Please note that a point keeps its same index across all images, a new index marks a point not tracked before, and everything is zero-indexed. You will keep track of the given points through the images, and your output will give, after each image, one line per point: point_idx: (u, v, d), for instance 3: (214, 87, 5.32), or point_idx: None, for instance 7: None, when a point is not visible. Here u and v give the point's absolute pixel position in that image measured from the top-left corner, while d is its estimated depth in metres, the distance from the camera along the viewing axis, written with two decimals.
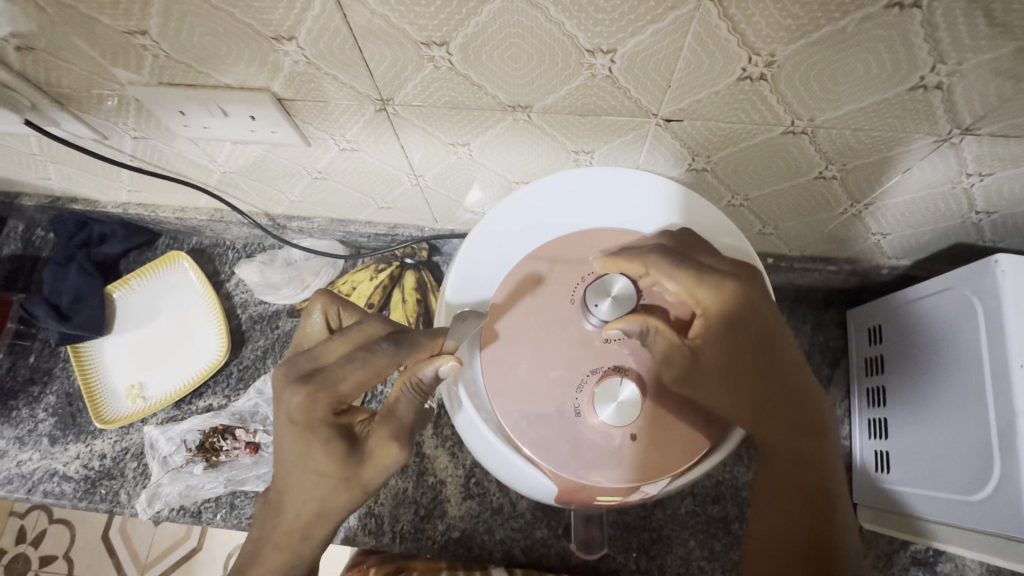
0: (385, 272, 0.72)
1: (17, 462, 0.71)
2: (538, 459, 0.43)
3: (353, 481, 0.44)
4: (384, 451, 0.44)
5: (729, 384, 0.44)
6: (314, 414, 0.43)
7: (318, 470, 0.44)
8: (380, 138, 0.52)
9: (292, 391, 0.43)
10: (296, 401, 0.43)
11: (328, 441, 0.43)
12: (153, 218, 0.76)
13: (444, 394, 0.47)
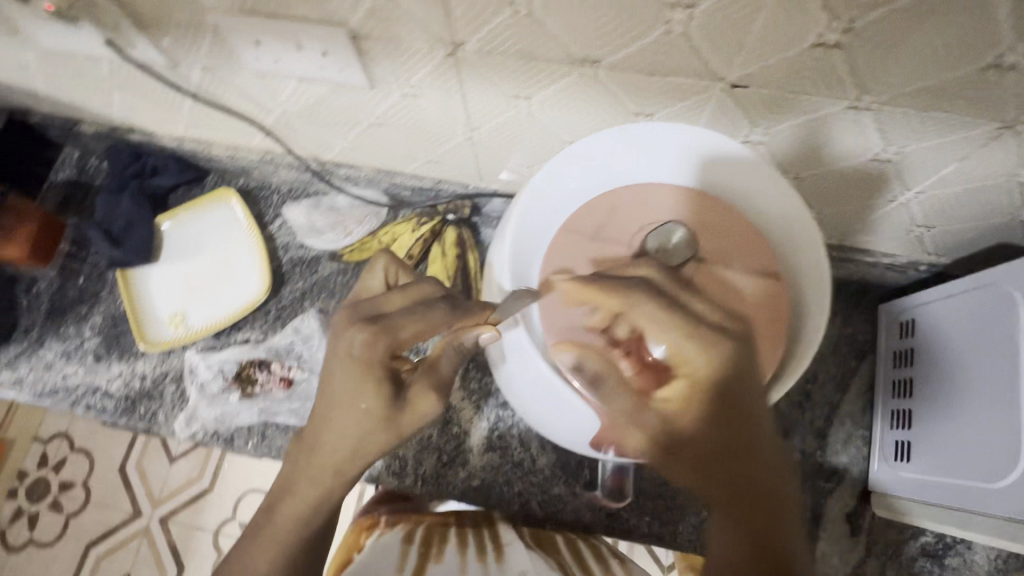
0: (427, 225, 0.74)
1: (63, 375, 0.74)
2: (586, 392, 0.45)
3: (392, 426, 0.46)
4: (423, 401, 0.47)
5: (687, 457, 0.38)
6: (374, 354, 0.45)
7: (364, 409, 0.45)
8: (444, 85, 0.53)
9: (356, 329, 0.45)
10: (360, 338, 0.45)
11: (379, 382, 0.45)
12: (205, 155, 0.78)
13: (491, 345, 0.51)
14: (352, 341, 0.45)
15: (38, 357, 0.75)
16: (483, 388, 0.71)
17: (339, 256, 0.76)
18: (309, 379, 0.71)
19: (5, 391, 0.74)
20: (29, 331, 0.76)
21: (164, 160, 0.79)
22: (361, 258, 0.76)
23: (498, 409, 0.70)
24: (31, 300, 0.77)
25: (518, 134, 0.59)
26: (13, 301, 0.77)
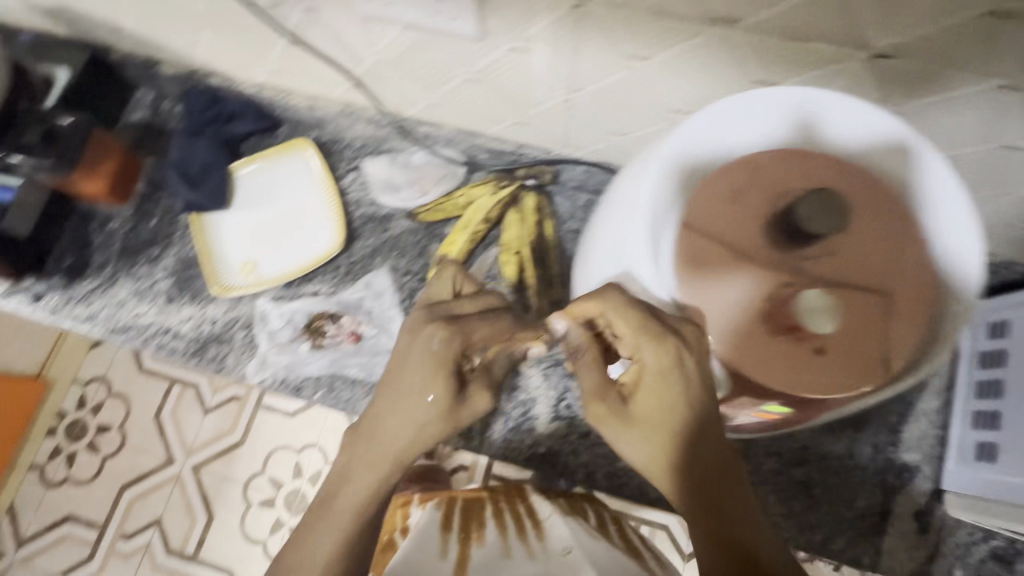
0: (508, 189, 0.73)
1: (135, 314, 0.75)
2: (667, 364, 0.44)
3: (452, 418, 0.46)
4: (481, 399, 0.47)
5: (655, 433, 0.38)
6: (449, 351, 0.46)
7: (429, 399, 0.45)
8: (562, 40, 0.51)
9: (433, 329, 0.46)
10: (437, 336, 0.45)
11: (448, 377, 0.46)
12: (283, 104, 0.77)
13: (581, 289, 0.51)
14: (430, 337, 0.46)
15: (111, 295, 0.76)
16: (553, 356, 0.70)
17: (415, 215, 0.75)
18: (379, 336, 0.71)
19: (77, 326, 0.75)
20: (103, 269, 0.77)
21: (242, 106, 0.77)
22: (439, 217, 0.75)
23: (566, 379, 0.70)
24: (104, 238, 0.78)
25: (622, 98, 0.57)
26: (87, 238, 0.78)
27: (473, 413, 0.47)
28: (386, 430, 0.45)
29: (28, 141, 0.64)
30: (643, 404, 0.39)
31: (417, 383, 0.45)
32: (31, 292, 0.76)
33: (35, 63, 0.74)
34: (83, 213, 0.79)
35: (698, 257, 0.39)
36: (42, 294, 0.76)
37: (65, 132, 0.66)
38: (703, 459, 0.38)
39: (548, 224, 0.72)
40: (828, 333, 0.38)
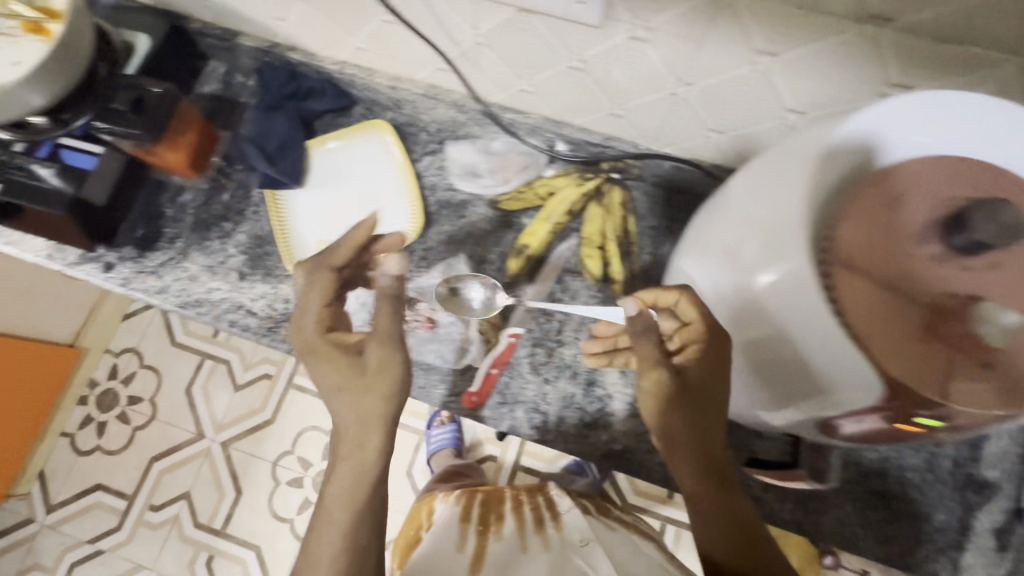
0: (593, 181, 0.72)
1: (207, 289, 0.74)
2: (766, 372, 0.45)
3: (363, 383, 0.51)
4: (373, 354, 0.52)
5: (693, 408, 0.50)
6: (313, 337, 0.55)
7: (336, 384, 0.52)
8: (686, 32, 0.50)
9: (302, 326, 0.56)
10: (306, 332, 0.56)
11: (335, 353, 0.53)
12: (364, 83, 0.76)
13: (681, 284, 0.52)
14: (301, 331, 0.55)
15: (183, 268, 0.75)
16: None
17: (496, 204, 0.74)
18: (455, 324, 0.71)
19: (148, 298, 0.74)
20: (174, 241, 0.76)
21: (320, 83, 0.76)
22: (519, 207, 0.74)
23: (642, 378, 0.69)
24: (176, 211, 0.77)
25: (732, 96, 0.56)
26: (159, 209, 0.77)
27: (383, 373, 0.52)
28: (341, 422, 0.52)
29: (116, 106, 0.63)
30: (699, 376, 0.49)
31: (329, 377, 0.52)
32: (102, 262, 0.75)
33: (114, 28, 0.72)
34: (156, 184, 0.78)
35: (855, 260, 0.38)
36: (113, 264, 0.75)
37: (153, 99, 0.65)
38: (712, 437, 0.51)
39: (630, 219, 0.71)
40: (995, 349, 0.37)
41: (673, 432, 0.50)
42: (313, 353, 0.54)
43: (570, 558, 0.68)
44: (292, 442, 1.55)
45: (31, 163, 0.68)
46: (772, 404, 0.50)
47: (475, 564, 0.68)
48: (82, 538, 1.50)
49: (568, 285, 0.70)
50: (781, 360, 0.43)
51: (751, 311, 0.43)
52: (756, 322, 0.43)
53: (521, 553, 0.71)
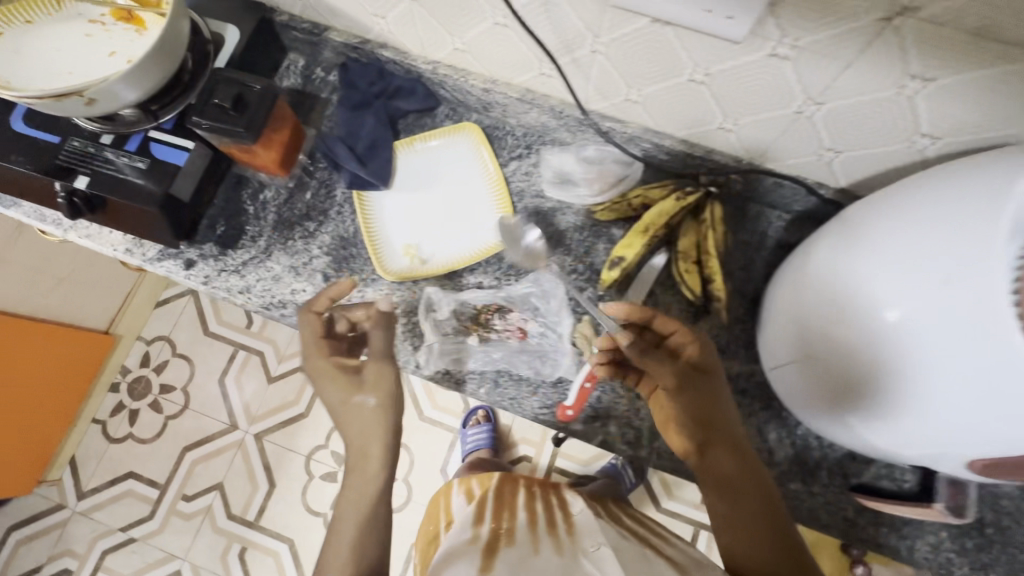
0: (694, 195, 0.69)
1: (292, 290, 0.73)
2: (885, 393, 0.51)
3: (364, 397, 0.64)
4: (376, 372, 0.65)
5: (700, 398, 0.59)
6: (326, 368, 0.65)
7: (344, 401, 0.64)
8: (835, 53, 0.49)
9: (315, 362, 0.65)
10: (320, 367, 0.65)
11: (342, 377, 0.65)
12: (456, 84, 0.73)
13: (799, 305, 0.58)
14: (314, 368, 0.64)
15: (266, 268, 0.73)
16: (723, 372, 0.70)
17: (589, 213, 0.74)
18: (545, 335, 0.71)
19: (230, 297, 0.73)
20: (256, 240, 0.74)
21: (410, 82, 0.75)
22: (611, 218, 0.73)
23: (735, 396, 0.69)
24: (258, 208, 0.75)
25: (862, 118, 0.55)
26: (240, 206, 0.75)
27: (374, 387, 0.65)
28: (352, 433, 0.64)
29: (219, 102, 0.61)
30: (700, 368, 0.60)
31: (338, 397, 0.64)
32: (183, 258, 0.73)
33: (203, 20, 0.70)
34: (236, 180, 0.76)
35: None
36: (194, 261, 0.73)
37: (252, 95, 0.63)
38: (723, 420, 0.59)
39: (722, 235, 0.68)
40: None
41: (700, 423, 0.58)
42: (317, 378, 0.65)
43: (583, 562, 0.63)
44: (326, 436, 1.54)
45: (120, 155, 0.66)
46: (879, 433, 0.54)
47: (489, 564, 0.64)
48: (114, 526, 1.50)
49: (659, 299, 0.72)
50: (930, 392, 0.47)
51: (887, 333, 0.49)
52: (889, 346, 0.49)
53: (536, 555, 0.66)
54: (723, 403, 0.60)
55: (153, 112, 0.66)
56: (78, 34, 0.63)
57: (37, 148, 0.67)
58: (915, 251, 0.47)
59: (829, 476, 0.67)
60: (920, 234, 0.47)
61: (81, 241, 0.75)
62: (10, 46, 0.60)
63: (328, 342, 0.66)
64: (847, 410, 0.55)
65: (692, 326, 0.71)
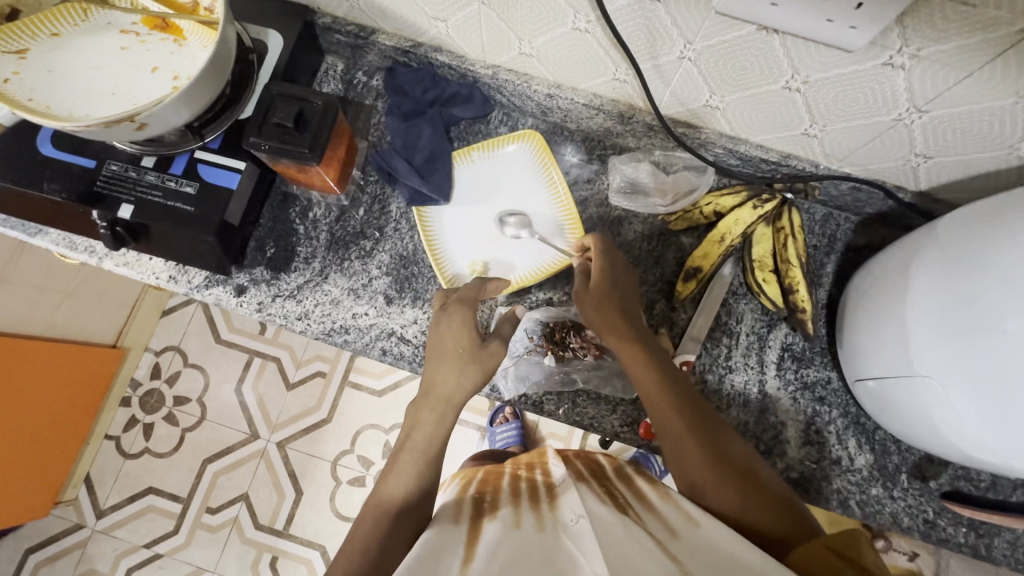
0: (771, 204, 0.64)
1: (353, 313, 0.69)
2: (1010, 414, 0.47)
3: (479, 361, 0.60)
4: (495, 350, 0.61)
5: (609, 299, 0.62)
6: (463, 316, 0.62)
7: (459, 350, 0.60)
8: (956, 64, 0.47)
9: (455, 305, 0.63)
10: (457, 311, 0.62)
11: (470, 330, 0.61)
12: (517, 89, 0.70)
13: (904, 317, 0.56)
14: (455, 311, 0.62)
15: (324, 292, 0.69)
16: (801, 380, 0.69)
17: (663, 223, 0.72)
18: None
19: (287, 324, 0.69)
20: (310, 262, 0.70)
21: (466, 88, 0.71)
22: (683, 227, 0.72)
23: (814, 403, 0.69)
24: (308, 227, 0.71)
25: (965, 125, 0.53)
26: (289, 226, 0.71)
27: (493, 359, 0.60)
28: (440, 389, 0.60)
29: (279, 121, 0.57)
30: (612, 276, 0.63)
31: (452, 343, 0.61)
32: (233, 285, 0.69)
33: (242, 27, 0.64)
34: (282, 198, 0.71)
35: None
36: (245, 288, 0.69)
37: (314, 111, 0.58)
38: (632, 322, 0.61)
39: (801, 244, 0.63)
40: None
41: (611, 325, 0.61)
42: (445, 316, 0.62)
43: (564, 539, 0.50)
44: (351, 441, 1.51)
45: (164, 180, 0.61)
46: (1009, 456, 0.51)
47: (467, 551, 0.50)
48: (137, 543, 1.46)
49: (733, 308, 0.71)
50: None
51: (1000, 348, 0.46)
52: (1005, 364, 0.46)
53: (518, 531, 0.52)
54: (630, 308, 0.63)
55: (198, 129, 0.61)
56: (111, 47, 0.57)
57: (71, 173, 0.61)
58: None
59: (909, 480, 0.67)
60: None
61: (118, 270, 0.70)
62: (40, 64, 0.54)
63: (472, 302, 0.63)
64: (972, 433, 0.52)
65: (766, 334, 0.70)
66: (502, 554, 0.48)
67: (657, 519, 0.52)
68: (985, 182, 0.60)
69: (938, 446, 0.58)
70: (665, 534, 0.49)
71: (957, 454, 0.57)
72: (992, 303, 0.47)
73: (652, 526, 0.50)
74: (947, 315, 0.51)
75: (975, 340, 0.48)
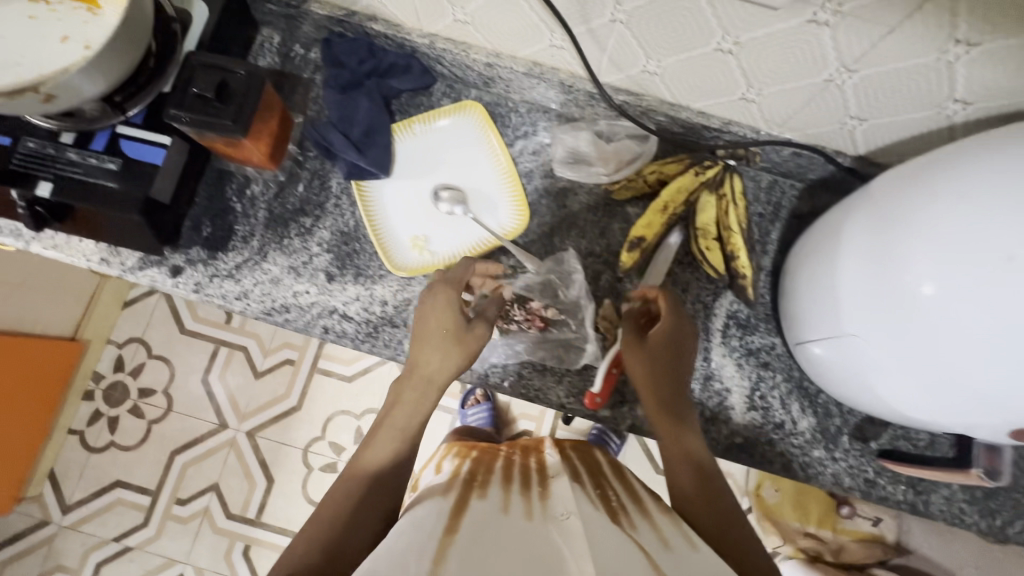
0: (712, 171, 0.65)
1: (293, 292, 0.68)
2: (923, 368, 0.49)
3: (463, 342, 0.60)
4: (477, 334, 0.60)
5: (659, 358, 0.61)
6: (449, 297, 0.61)
7: (444, 329, 0.60)
8: (876, 20, 0.46)
9: (440, 288, 0.62)
10: (446, 294, 0.61)
11: (453, 308, 0.61)
12: (456, 59, 0.68)
13: (826, 278, 0.57)
14: (444, 293, 0.61)
15: (263, 270, 0.68)
16: (746, 347, 0.70)
17: (605, 192, 0.71)
18: (568, 323, 0.68)
19: (226, 304, 0.67)
20: (248, 240, 0.68)
21: (405, 59, 0.69)
22: (627, 197, 0.71)
23: (758, 369, 0.69)
24: (246, 205, 0.69)
25: (894, 85, 0.53)
26: (226, 204, 0.69)
27: (476, 338, 0.60)
28: (426, 369, 0.59)
29: (199, 91, 0.54)
30: (667, 336, 0.62)
31: (434, 322, 0.60)
32: (168, 265, 0.67)
33: None
34: (218, 175, 0.69)
35: None
36: (181, 268, 0.67)
37: (238, 82, 0.56)
38: (674, 385, 0.60)
39: (743, 210, 0.64)
40: None
41: (655, 383, 0.60)
42: (431, 300, 0.61)
43: (550, 530, 0.48)
44: (322, 428, 1.50)
45: (85, 156, 0.59)
46: (920, 404, 0.53)
47: (449, 525, 0.49)
48: (106, 537, 1.44)
49: (678, 277, 0.71)
50: (961, 360, 0.46)
51: (911, 303, 0.48)
52: (916, 317, 0.48)
53: (505, 516, 0.51)
54: (677, 368, 0.61)
55: (120, 104, 0.58)
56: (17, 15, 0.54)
57: None
58: (936, 226, 0.46)
59: (850, 441, 0.68)
60: (962, 211, 0.44)
61: (46, 253, 0.67)
62: None
63: (457, 284, 0.62)
64: (891, 386, 0.54)
65: (712, 303, 0.70)
66: (485, 540, 0.46)
67: (653, 529, 0.50)
68: (918, 143, 0.60)
69: (871, 405, 0.60)
70: (654, 546, 0.47)
71: (879, 410, 0.60)
72: (900, 261, 0.49)
73: (646, 537, 0.48)
74: (865, 275, 0.52)
75: (894, 300, 0.49)
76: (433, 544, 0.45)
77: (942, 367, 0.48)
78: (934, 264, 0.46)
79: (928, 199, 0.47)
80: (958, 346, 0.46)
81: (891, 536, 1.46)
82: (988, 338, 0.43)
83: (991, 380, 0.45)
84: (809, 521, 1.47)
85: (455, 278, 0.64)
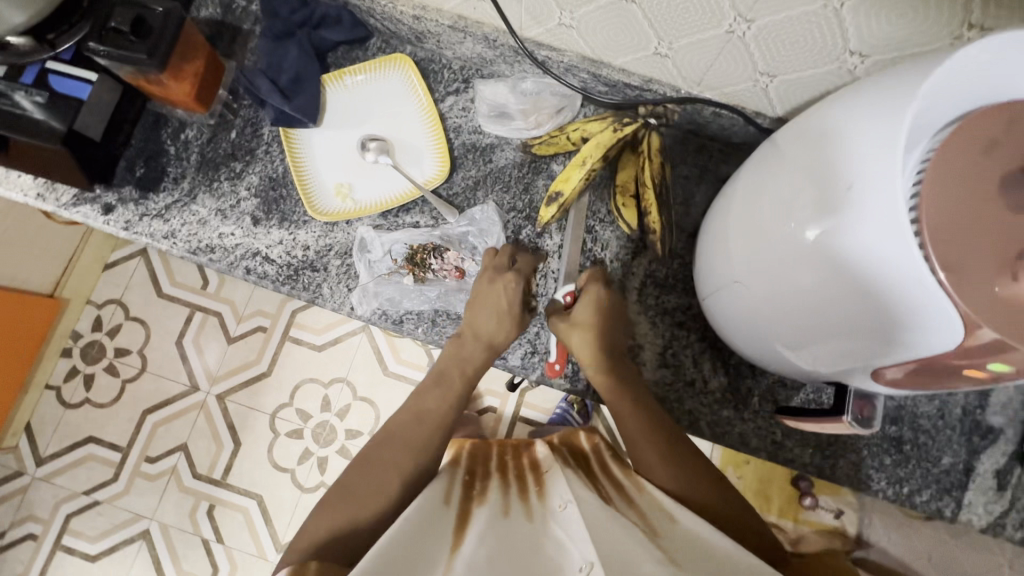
0: (630, 128, 0.64)
1: (218, 233, 0.70)
2: (804, 310, 0.48)
3: (515, 323, 0.65)
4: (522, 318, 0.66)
5: (597, 335, 0.63)
6: (510, 287, 0.65)
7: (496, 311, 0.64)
8: None
9: (504, 277, 0.66)
10: (506, 282, 0.66)
11: (511, 291, 0.65)
12: (386, 12, 0.69)
13: (721, 232, 0.58)
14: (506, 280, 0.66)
15: (191, 212, 0.70)
16: (661, 306, 0.70)
17: (527, 147, 0.72)
18: None
19: (154, 243, 0.70)
20: (179, 182, 0.71)
21: (336, 10, 0.71)
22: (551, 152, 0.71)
23: (672, 328, 0.70)
24: (179, 148, 0.71)
25: (791, 35, 0.54)
26: (160, 146, 0.71)
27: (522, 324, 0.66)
28: (477, 333, 0.65)
29: (116, 26, 0.57)
30: (594, 312, 0.64)
31: (499, 306, 0.65)
32: (100, 203, 0.69)
33: None
34: (155, 119, 0.72)
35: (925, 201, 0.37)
36: (113, 206, 0.69)
37: (155, 18, 0.58)
38: (612, 358, 0.63)
39: (657, 166, 0.64)
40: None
41: (594, 358, 0.62)
42: (495, 283, 0.66)
43: (554, 532, 0.53)
44: (290, 394, 1.53)
45: (14, 89, 0.61)
46: (814, 351, 0.52)
47: (456, 540, 0.51)
48: (77, 490, 1.49)
49: (597, 234, 0.72)
50: (832, 295, 0.44)
51: (783, 243, 0.47)
52: (787, 257, 0.47)
53: (507, 521, 0.54)
54: (610, 339, 0.64)
55: (51, 41, 0.61)
56: None
57: None
58: (803, 165, 0.46)
59: (760, 403, 0.68)
60: (824, 146, 0.44)
61: None
62: None
63: (523, 275, 0.67)
64: (783, 333, 0.53)
65: (630, 261, 0.71)
66: (496, 545, 0.49)
67: (638, 516, 0.54)
68: None
69: (769, 359, 0.60)
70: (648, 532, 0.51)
71: (784, 367, 0.59)
72: (775, 204, 0.48)
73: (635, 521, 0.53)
74: (752, 224, 0.52)
75: (771, 241, 0.49)
76: (439, 561, 0.48)
77: (813, 310, 0.47)
78: (798, 203, 0.45)
79: (802, 140, 0.47)
80: (827, 282, 0.44)
81: (851, 529, 1.38)
82: (849, 285, 0.42)
83: (858, 321, 0.44)
84: (769, 511, 1.44)
85: (506, 267, 0.67)
